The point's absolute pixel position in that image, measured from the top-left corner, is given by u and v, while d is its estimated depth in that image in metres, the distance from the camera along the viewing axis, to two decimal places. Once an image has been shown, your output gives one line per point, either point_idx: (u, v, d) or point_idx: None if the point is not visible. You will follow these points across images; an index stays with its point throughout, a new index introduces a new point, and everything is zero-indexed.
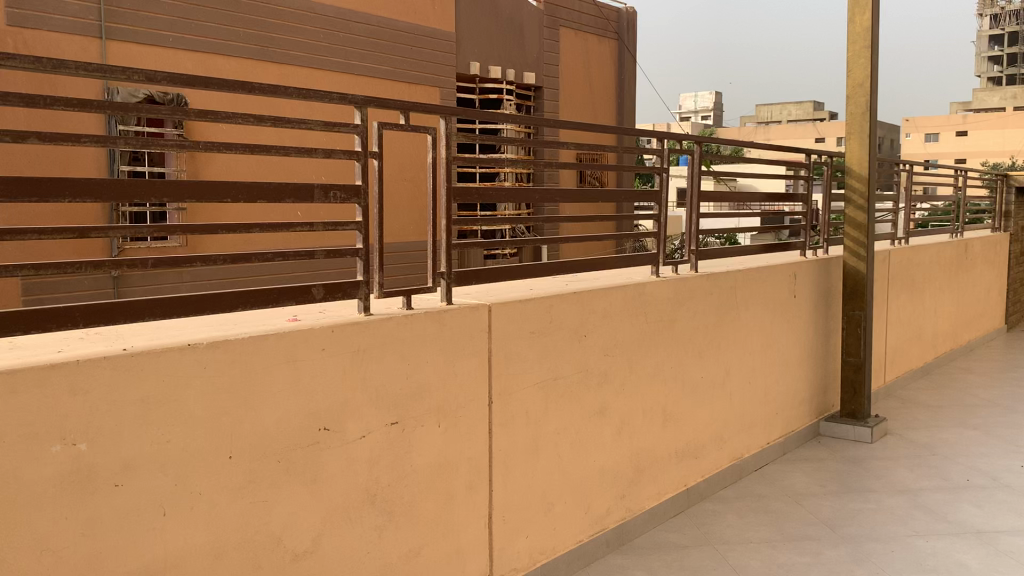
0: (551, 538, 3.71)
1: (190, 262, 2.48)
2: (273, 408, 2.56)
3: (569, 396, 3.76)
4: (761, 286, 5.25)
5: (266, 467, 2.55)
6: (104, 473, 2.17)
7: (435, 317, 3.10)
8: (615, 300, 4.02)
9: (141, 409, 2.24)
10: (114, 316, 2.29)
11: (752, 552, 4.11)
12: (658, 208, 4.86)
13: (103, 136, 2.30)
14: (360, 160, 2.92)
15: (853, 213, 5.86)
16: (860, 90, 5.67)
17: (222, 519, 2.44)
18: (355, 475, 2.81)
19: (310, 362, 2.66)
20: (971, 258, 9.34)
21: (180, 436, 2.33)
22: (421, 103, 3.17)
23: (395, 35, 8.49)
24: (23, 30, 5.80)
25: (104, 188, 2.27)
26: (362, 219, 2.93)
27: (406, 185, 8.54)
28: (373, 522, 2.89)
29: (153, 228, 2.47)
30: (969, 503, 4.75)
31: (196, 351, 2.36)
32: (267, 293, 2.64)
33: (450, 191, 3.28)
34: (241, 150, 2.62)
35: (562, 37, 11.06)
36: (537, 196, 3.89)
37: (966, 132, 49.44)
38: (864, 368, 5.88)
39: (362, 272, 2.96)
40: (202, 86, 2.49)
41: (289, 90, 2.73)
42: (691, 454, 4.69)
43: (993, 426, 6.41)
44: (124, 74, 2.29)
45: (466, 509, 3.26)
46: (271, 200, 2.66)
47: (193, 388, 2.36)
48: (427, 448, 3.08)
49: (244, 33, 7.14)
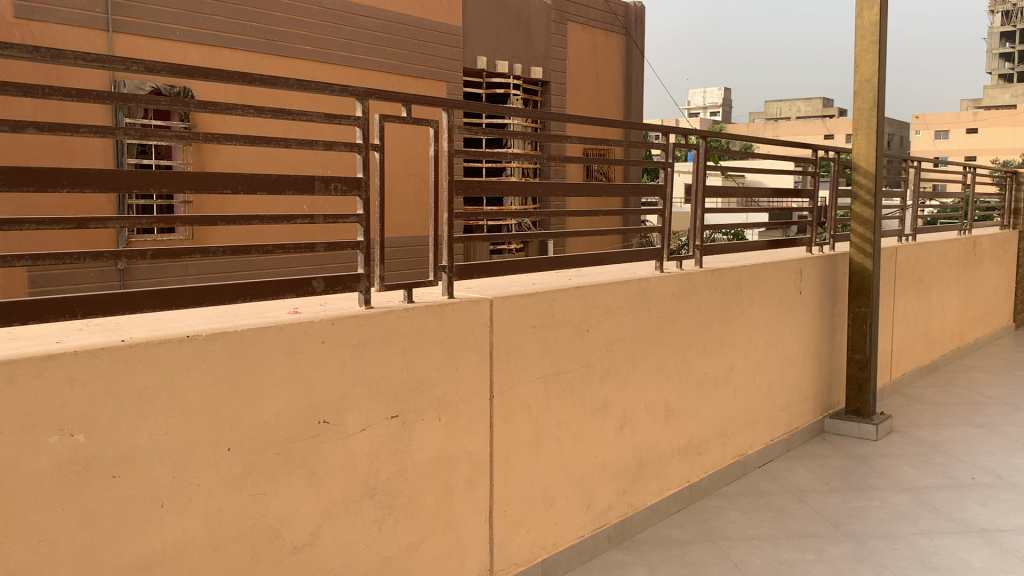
0: (552, 532, 3.69)
1: (188, 253, 2.46)
2: (272, 401, 2.55)
3: (571, 392, 3.75)
4: (766, 282, 5.22)
5: (265, 460, 2.54)
6: (102, 465, 2.16)
7: (436, 310, 3.08)
8: (618, 295, 3.99)
9: (138, 401, 2.24)
10: (113, 307, 2.29)
11: (754, 549, 4.09)
12: (663, 203, 4.81)
13: (103, 127, 2.29)
14: (361, 152, 2.90)
15: (860, 209, 5.82)
16: (869, 85, 5.62)
17: (220, 512, 2.43)
18: (355, 468, 2.81)
19: (310, 354, 2.65)
20: (979, 255, 9.27)
21: (179, 428, 2.33)
22: (423, 95, 3.14)
23: (401, 28, 8.46)
24: (30, 23, 5.81)
25: (104, 179, 2.26)
26: (363, 212, 2.91)
27: (411, 180, 8.53)
28: (372, 516, 2.88)
29: (152, 220, 2.46)
30: (974, 501, 4.72)
31: (195, 343, 2.35)
32: (267, 284, 2.63)
33: (452, 184, 3.25)
34: (241, 142, 2.60)
35: (570, 33, 11.03)
36: (540, 190, 3.85)
37: (976, 130, 49.13)
38: (870, 366, 5.84)
39: (363, 265, 2.95)
40: (202, 77, 2.48)
41: (289, 81, 2.70)
42: (694, 451, 4.66)
43: (999, 424, 6.37)
44: (123, 65, 2.28)
45: (466, 504, 3.25)
46: (270, 192, 2.64)
47: (191, 380, 2.35)
48: (428, 442, 3.07)
49: (250, 26, 7.12)
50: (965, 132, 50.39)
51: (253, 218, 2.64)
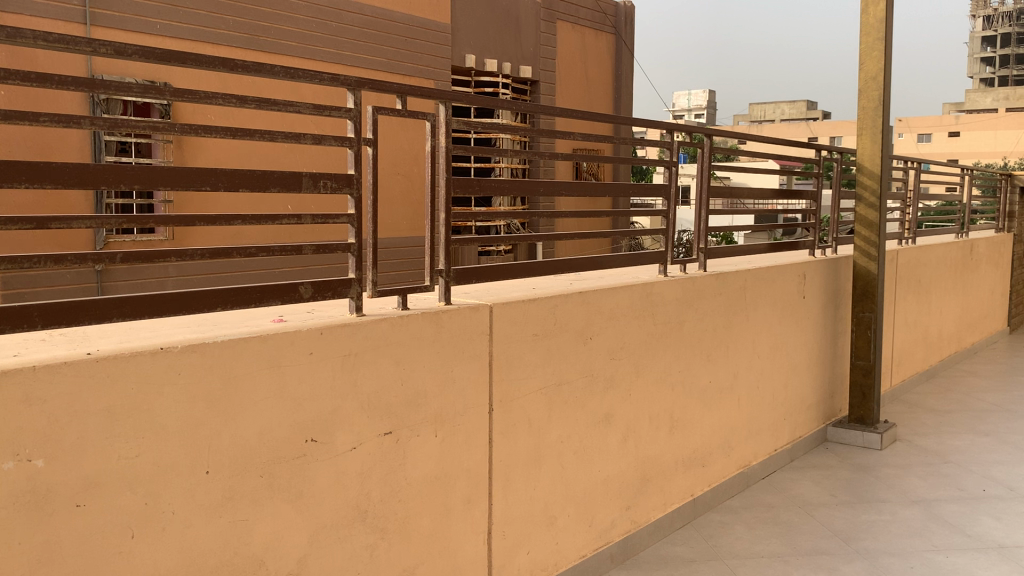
0: (554, 553, 3.49)
1: (163, 255, 2.23)
2: (255, 418, 2.33)
3: (573, 403, 3.54)
4: (770, 286, 5.05)
5: (247, 483, 2.32)
6: (63, 494, 1.93)
7: (433, 318, 2.88)
8: (622, 301, 3.80)
9: (106, 421, 2.01)
10: (76, 316, 2.05)
11: (764, 567, 3.91)
12: (666, 203, 4.60)
13: (67, 116, 2.03)
14: (353, 147, 2.68)
15: (865, 211, 5.64)
16: (874, 83, 5.47)
17: (198, 541, 2.20)
18: (345, 489, 2.59)
19: (297, 367, 2.43)
20: (975, 258, 9.13)
21: (152, 449, 2.10)
22: (419, 87, 2.92)
23: (388, 25, 8.23)
24: (4, 14, 5.50)
25: (68, 174, 2.03)
26: (355, 212, 2.70)
27: (399, 180, 8.29)
28: (364, 541, 2.66)
29: (123, 219, 2.21)
30: (987, 515, 4.56)
31: (170, 355, 2.13)
32: (249, 292, 2.41)
33: (450, 184, 3.04)
34: (222, 134, 2.36)
35: (560, 32, 10.81)
36: (539, 189, 3.64)
37: (958, 133, 49.49)
38: (874, 372, 5.68)
39: (354, 269, 2.72)
40: (179, 62, 2.25)
41: (275, 68, 2.48)
42: (698, 463, 4.47)
43: (1003, 432, 6.23)
44: (90, 46, 2.06)
45: (465, 525, 3.04)
46: (254, 189, 2.42)
47: (165, 399, 2.12)
48: (425, 459, 2.87)
49: (233, 20, 6.88)
50: (948, 135, 50.74)
51: (235, 217, 2.40)
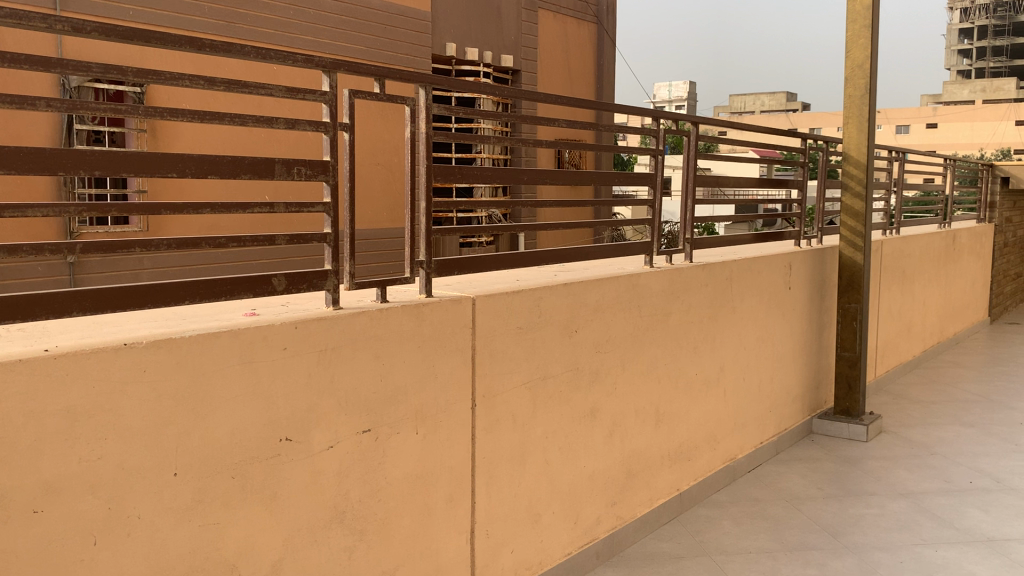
0: (539, 551, 3.41)
1: (127, 245, 2.11)
2: (227, 417, 2.21)
3: (557, 398, 3.45)
4: (756, 276, 4.98)
5: (219, 484, 2.21)
6: (20, 500, 1.81)
7: (414, 312, 2.77)
8: (608, 294, 3.71)
9: (65, 423, 1.89)
10: (33, 311, 1.92)
11: (752, 563, 3.84)
12: (653, 192, 4.51)
13: (21, 97, 1.87)
14: (329, 132, 2.56)
15: (851, 200, 5.59)
16: (860, 71, 5.41)
17: (165, 546, 2.09)
18: (321, 490, 2.48)
19: (269, 363, 2.32)
20: (957, 248, 9.13)
21: (115, 450, 1.98)
22: (398, 70, 2.80)
23: (366, 12, 8.06)
24: None
25: (22, 159, 1.89)
26: (331, 200, 2.58)
27: (378, 170, 8.17)
28: (342, 543, 2.56)
29: (83, 208, 2.07)
30: (975, 507, 4.54)
31: (133, 351, 2.01)
32: (219, 284, 2.28)
33: (431, 170, 2.92)
34: (189, 118, 2.21)
35: (541, 21, 10.65)
36: (522, 177, 3.53)
37: (936, 124, 49.85)
38: (860, 364, 5.65)
39: (331, 260, 2.60)
40: (143, 41, 2.12)
41: (246, 48, 2.34)
42: (684, 457, 4.41)
43: (988, 424, 6.22)
44: (44, 21, 1.93)
45: (447, 524, 2.94)
46: (224, 175, 2.29)
47: (129, 397, 2.00)
48: (405, 458, 2.76)
49: (209, 7, 6.71)
50: (926, 126, 51.09)
51: (204, 206, 2.28)
